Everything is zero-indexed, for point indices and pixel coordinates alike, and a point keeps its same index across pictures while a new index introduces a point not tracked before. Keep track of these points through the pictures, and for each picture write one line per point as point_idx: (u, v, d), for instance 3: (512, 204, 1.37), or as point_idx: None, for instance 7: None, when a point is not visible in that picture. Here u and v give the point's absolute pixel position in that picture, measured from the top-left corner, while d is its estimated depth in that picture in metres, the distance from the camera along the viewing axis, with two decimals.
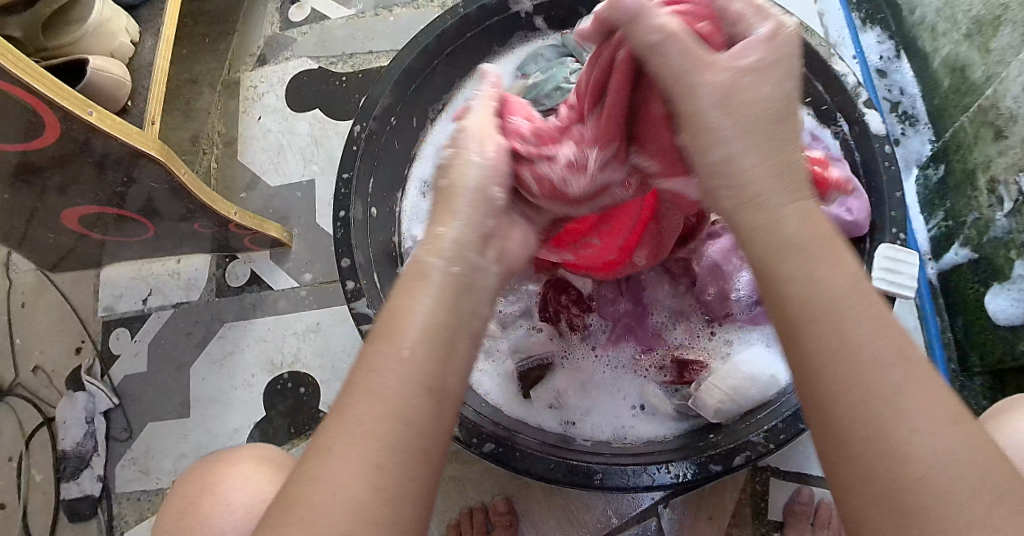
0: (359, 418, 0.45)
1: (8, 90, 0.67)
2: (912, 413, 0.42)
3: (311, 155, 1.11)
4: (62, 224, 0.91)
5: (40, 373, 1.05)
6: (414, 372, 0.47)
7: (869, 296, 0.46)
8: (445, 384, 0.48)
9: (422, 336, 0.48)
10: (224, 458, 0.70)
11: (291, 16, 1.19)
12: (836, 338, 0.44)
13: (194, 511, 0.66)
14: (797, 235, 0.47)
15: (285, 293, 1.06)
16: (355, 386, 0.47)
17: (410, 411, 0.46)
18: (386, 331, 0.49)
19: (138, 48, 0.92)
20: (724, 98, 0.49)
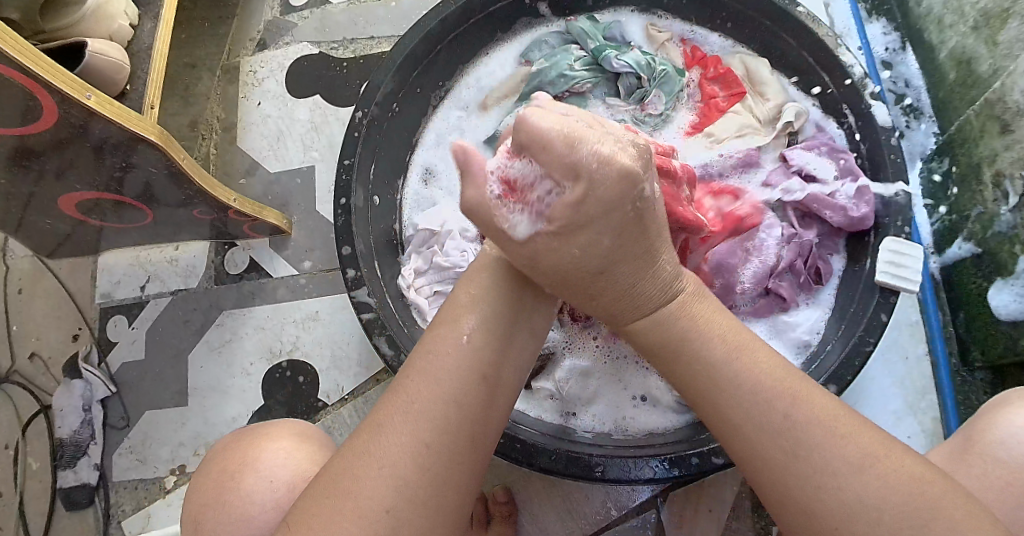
0: (413, 399, 0.52)
1: (5, 72, 0.65)
2: (815, 443, 0.50)
3: (311, 142, 1.10)
4: (59, 210, 0.90)
5: (36, 360, 1.04)
6: (470, 362, 0.54)
7: (745, 359, 0.54)
8: (499, 377, 0.55)
9: (481, 328, 0.55)
10: (262, 433, 0.70)
11: (291, 1, 1.17)
12: (727, 393, 0.54)
13: (233, 487, 0.65)
14: (658, 337, 0.57)
15: (284, 281, 1.05)
16: (413, 370, 0.54)
17: (464, 398, 0.52)
18: (450, 320, 0.56)
19: (137, 31, 0.91)
20: (531, 265, 0.56)
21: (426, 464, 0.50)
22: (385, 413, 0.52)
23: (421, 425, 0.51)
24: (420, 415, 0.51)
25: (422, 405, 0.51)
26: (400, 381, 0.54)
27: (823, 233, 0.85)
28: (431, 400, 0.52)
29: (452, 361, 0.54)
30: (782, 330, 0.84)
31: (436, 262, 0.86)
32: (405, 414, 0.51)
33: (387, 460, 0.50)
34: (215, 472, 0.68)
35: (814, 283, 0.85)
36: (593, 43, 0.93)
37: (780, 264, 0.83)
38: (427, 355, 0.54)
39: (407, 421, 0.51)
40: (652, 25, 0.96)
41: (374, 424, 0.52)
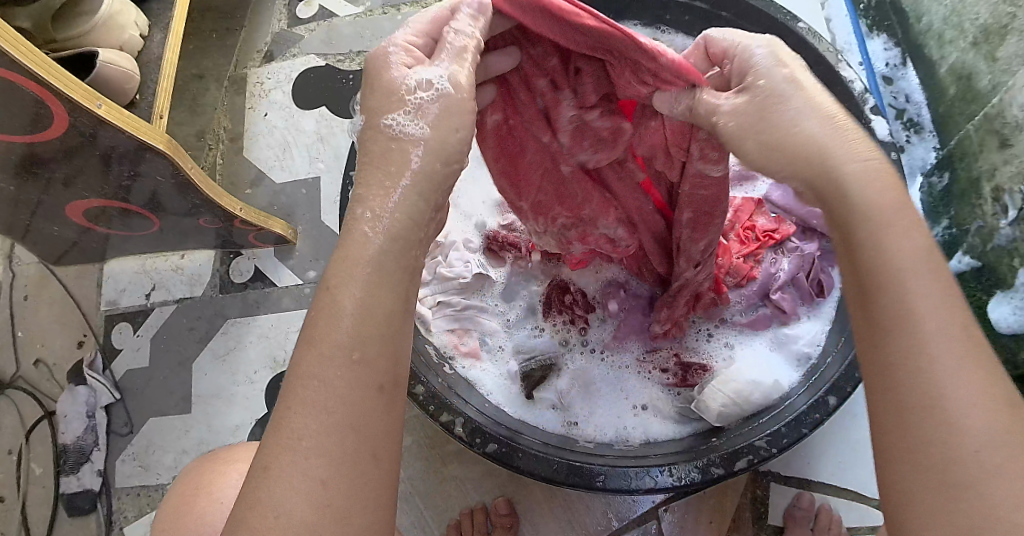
0: (300, 433, 0.43)
1: (16, 80, 0.67)
2: (962, 413, 0.41)
3: (317, 152, 1.11)
4: (66, 217, 0.91)
5: (41, 366, 1.05)
6: (361, 375, 0.45)
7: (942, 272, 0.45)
8: (398, 379, 0.47)
9: (354, 333, 0.46)
10: (225, 459, 0.72)
11: (299, 13, 1.19)
12: (903, 313, 0.44)
13: (189, 511, 0.68)
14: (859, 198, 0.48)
15: (289, 291, 1.06)
16: (291, 396, 0.45)
17: (364, 420, 0.45)
18: (324, 319, 0.46)
19: (146, 42, 0.92)
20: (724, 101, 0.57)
21: (325, 499, 0.42)
22: (271, 453, 0.43)
23: (314, 462, 0.43)
24: (311, 452, 0.43)
25: (312, 441, 0.43)
26: (281, 413, 0.44)
27: (827, 247, 0.86)
28: (322, 430, 0.44)
29: (342, 376, 0.45)
30: (783, 343, 0.83)
31: (439, 273, 0.89)
32: (294, 452, 0.43)
33: (283, 506, 0.42)
34: (176, 501, 0.70)
35: (815, 296, 0.84)
36: None
37: (780, 277, 0.84)
38: (307, 382, 0.44)
39: (299, 457, 0.43)
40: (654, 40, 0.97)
41: (258, 467, 0.44)
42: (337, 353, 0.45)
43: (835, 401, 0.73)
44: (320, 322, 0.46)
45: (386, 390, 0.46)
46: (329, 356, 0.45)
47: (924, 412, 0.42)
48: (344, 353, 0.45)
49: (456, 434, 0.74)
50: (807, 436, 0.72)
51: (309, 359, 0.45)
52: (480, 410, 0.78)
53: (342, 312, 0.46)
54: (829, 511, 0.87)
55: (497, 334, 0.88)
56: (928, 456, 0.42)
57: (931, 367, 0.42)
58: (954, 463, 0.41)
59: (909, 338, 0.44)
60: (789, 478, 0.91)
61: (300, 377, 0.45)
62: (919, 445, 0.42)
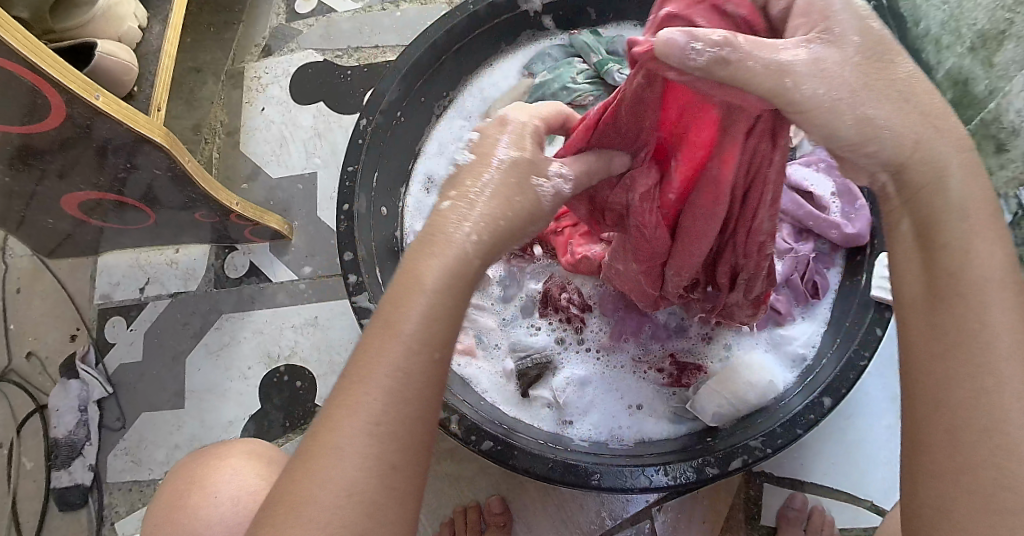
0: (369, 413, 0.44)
1: (15, 70, 0.66)
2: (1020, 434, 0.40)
3: (313, 147, 1.11)
4: (61, 209, 0.91)
5: (34, 359, 1.04)
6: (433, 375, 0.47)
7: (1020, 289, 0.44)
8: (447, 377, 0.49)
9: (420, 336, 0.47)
10: (215, 454, 0.71)
11: (297, 8, 1.18)
12: (976, 323, 0.43)
13: (183, 505, 0.67)
14: (958, 196, 0.46)
15: (284, 286, 1.05)
16: (355, 381, 0.46)
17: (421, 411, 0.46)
18: (386, 321, 0.47)
19: (145, 34, 0.92)
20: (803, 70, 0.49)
21: (391, 484, 0.44)
22: (344, 435, 0.44)
23: (388, 448, 0.44)
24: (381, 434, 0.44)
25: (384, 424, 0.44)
26: (358, 396, 0.45)
27: (822, 249, 0.86)
28: (398, 419, 0.45)
29: (422, 371, 0.46)
30: (778, 344, 0.83)
31: None
32: (368, 436, 0.44)
33: (354, 487, 0.43)
34: (168, 497, 0.70)
35: (811, 297, 0.84)
36: (597, 55, 0.94)
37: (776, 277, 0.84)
38: (390, 371, 0.46)
39: (373, 439, 0.44)
40: None
41: (323, 443, 0.44)
42: (420, 348, 0.46)
43: (830, 402, 0.73)
44: (395, 316, 0.47)
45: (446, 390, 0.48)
46: (406, 355, 0.46)
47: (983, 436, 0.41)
48: (429, 351, 0.47)
49: (451, 431, 0.73)
50: (803, 437, 0.72)
51: (384, 344, 0.46)
52: (476, 408, 0.78)
53: (418, 307, 0.48)
54: (821, 511, 0.88)
55: (495, 332, 0.88)
56: (977, 480, 0.40)
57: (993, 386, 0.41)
58: (1002, 489, 0.40)
59: (983, 355, 0.42)
60: (783, 479, 0.91)
61: (375, 363, 0.46)
62: (965, 470, 0.41)
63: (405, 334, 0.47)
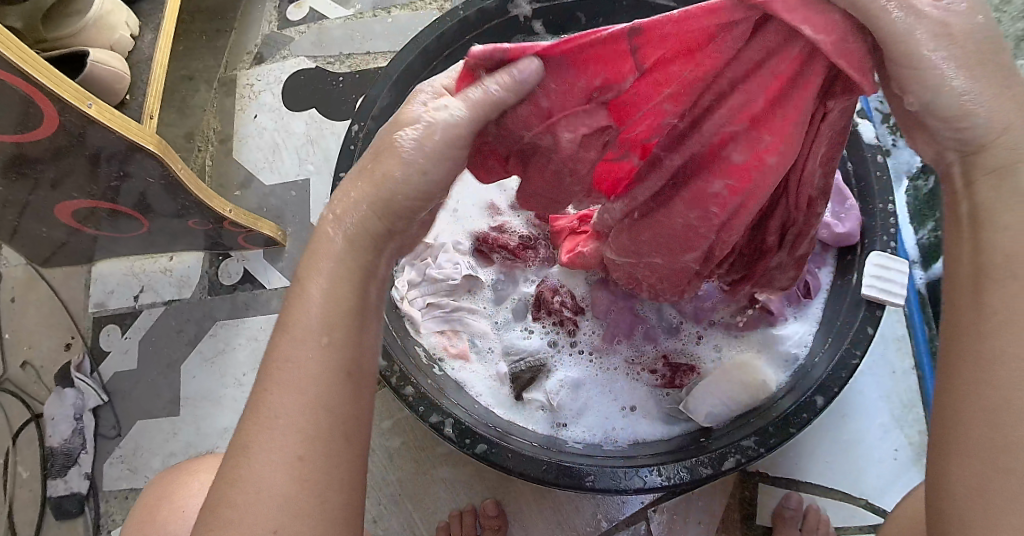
0: (276, 411, 0.46)
1: (8, 80, 0.66)
2: None
3: (306, 154, 1.11)
4: (55, 217, 0.91)
5: (29, 368, 1.04)
6: (333, 360, 0.48)
7: None
8: (362, 365, 0.49)
9: (321, 326, 0.48)
10: (190, 467, 0.72)
11: (289, 15, 1.19)
12: None
13: (152, 518, 0.68)
14: None
15: (278, 293, 1.05)
16: (268, 381, 0.47)
17: (332, 399, 0.47)
18: (287, 320, 0.49)
19: (137, 42, 0.92)
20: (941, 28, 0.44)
21: (303, 474, 0.45)
22: (250, 434, 0.46)
23: (295, 441, 0.45)
24: (295, 430, 0.45)
25: (286, 419, 0.46)
26: (261, 395, 0.47)
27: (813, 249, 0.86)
28: (299, 410, 0.46)
29: (316, 361, 0.47)
30: (770, 344, 0.83)
31: (429, 274, 0.88)
32: (272, 432, 0.45)
33: (264, 483, 0.44)
34: (141, 510, 0.71)
35: (802, 298, 0.84)
36: None
37: None
38: (285, 364, 0.47)
39: (280, 434, 0.45)
40: None
41: (240, 444, 0.46)
42: (307, 336, 0.48)
43: (821, 401, 0.74)
44: (294, 313, 0.49)
45: (355, 375, 0.48)
46: (301, 345, 0.47)
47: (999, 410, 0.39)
48: (315, 337, 0.48)
49: (446, 435, 0.73)
50: (795, 436, 0.73)
51: (284, 342, 0.48)
52: (471, 413, 0.78)
53: (310, 297, 0.49)
54: (817, 510, 0.88)
55: (488, 336, 0.88)
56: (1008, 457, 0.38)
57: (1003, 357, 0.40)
58: None
59: None
60: (778, 479, 0.91)
61: (278, 362, 0.47)
62: (998, 449, 0.39)
63: (302, 325, 0.48)
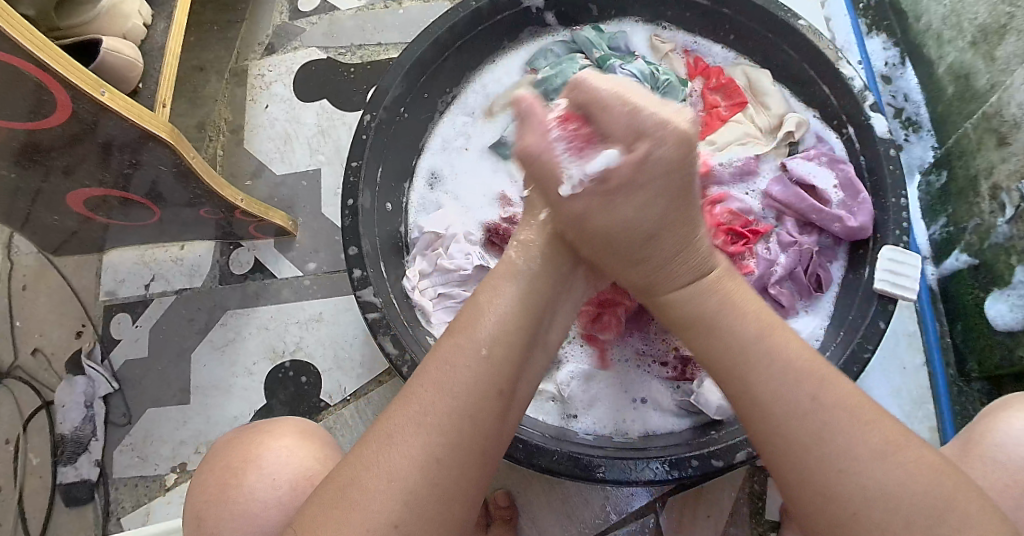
0: (426, 408, 0.52)
1: (20, 66, 0.67)
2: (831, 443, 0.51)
3: (317, 145, 1.11)
4: (66, 206, 0.91)
5: (39, 356, 1.04)
6: (484, 373, 0.54)
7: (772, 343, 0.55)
8: (511, 388, 0.56)
9: (494, 337, 0.56)
10: (267, 428, 0.70)
11: (301, 6, 1.19)
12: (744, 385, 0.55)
13: (236, 482, 0.65)
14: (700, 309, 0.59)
15: (289, 283, 1.06)
16: (426, 377, 0.54)
17: (477, 411, 0.53)
18: (463, 326, 0.56)
19: (150, 31, 0.92)
20: (576, 222, 0.61)
21: (435, 475, 0.50)
22: (396, 423, 0.51)
23: (432, 438, 0.51)
24: (432, 428, 0.51)
25: (434, 417, 0.51)
26: (411, 391, 0.53)
27: (824, 243, 0.87)
28: (443, 413, 0.51)
29: (471, 368, 0.54)
30: None
31: (441, 265, 0.87)
32: (416, 426, 0.51)
33: (395, 473, 0.49)
34: (216, 468, 0.67)
35: (813, 290, 0.85)
36: (599, 51, 0.95)
37: (780, 271, 0.84)
38: (440, 365, 0.54)
39: (422, 428, 0.51)
40: (656, 36, 0.98)
41: (383, 434, 0.51)
42: (468, 347, 0.55)
43: None
44: (462, 322, 0.57)
45: (502, 394, 0.55)
46: (462, 349, 0.55)
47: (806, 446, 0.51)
48: (475, 348, 0.55)
49: None
50: None
51: (447, 346, 0.56)
52: None
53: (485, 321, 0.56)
54: None
55: None
56: (831, 481, 0.50)
57: (787, 406, 0.52)
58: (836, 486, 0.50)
59: (772, 398, 0.53)
60: None
61: (433, 365, 0.54)
62: (824, 474, 0.50)
63: (473, 336, 0.55)
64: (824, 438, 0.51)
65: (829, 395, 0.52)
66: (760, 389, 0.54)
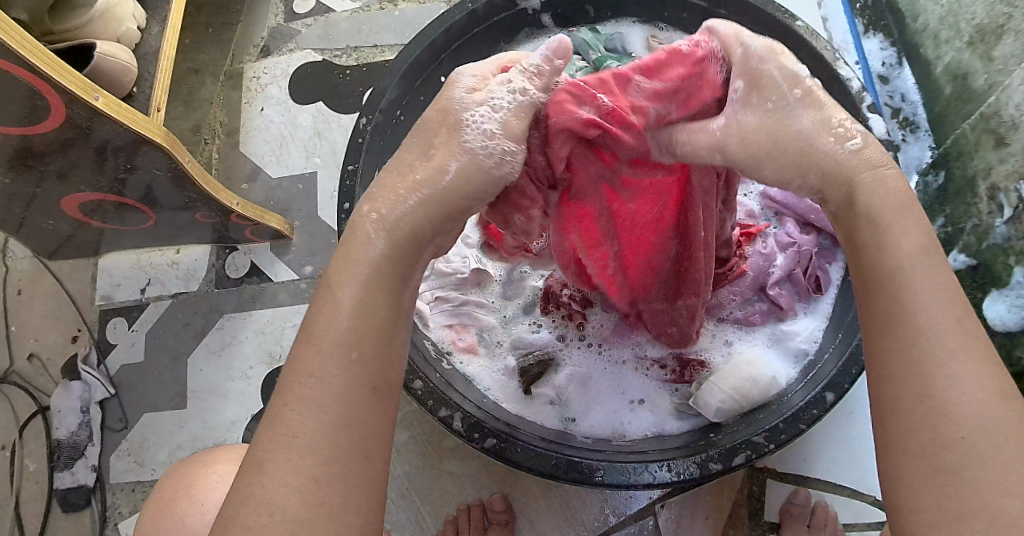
0: (294, 430, 0.46)
1: (12, 71, 0.66)
2: (957, 411, 0.43)
3: (313, 148, 1.11)
4: (61, 211, 0.91)
5: (35, 361, 1.04)
6: (355, 373, 0.47)
7: (933, 268, 0.47)
8: (388, 376, 0.49)
9: (349, 331, 0.48)
10: (202, 462, 0.76)
11: (296, 8, 1.18)
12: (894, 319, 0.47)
13: (169, 511, 0.71)
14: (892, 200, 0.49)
15: (285, 286, 1.05)
16: (287, 391, 0.47)
17: (358, 420, 0.47)
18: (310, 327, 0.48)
19: (144, 35, 0.92)
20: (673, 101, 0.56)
21: (316, 497, 0.45)
22: (265, 450, 0.46)
23: (309, 460, 0.45)
24: (306, 450, 0.45)
25: (305, 439, 0.45)
26: (277, 411, 0.46)
27: (823, 244, 0.86)
28: (314, 431, 0.46)
29: (339, 375, 0.47)
30: (781, 339, 0.83)
31: (438, 268, 0.89)
32: (289, 451, 0.45)
33: (276, 506, 0.44)
34: (158, 500, 0.74)
35: (812, 292, 0.84)
36: (596, 53, 0.94)
37: (776, 273, 0.84)
38: (304, 379, 0.47)
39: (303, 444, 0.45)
40: (653, 36, 0.97)
41: (254, 464, 0.46)
42: (335, 352, 0.47)
43: (831, 397, 0.73)
44: (305, 327, 0.49)
45: (380, 391, 0.48)
46: (326, 355, 0.47)
47: (930, 418, 0.44)
48: (317, 347, 0.47)
49: (454, 429, 0.73)
50: (804, 432, 0.73)
51: (309, 352, 0.47)
52: (479, 406, 0.78)
53: (341, 310, 0.48)
54: (825, 507, 0.88)
55: (494, 328, 0.88)
56: (944, 456, 0.43)
57: (941, 371, 0.44)
58: (944, 451, 0.43)
59: (914, 340, 0.46)
60: (786, 474, 0.91)
61: (298, 375, 0.47)
62: (935, 446, 0.44)
63: (318, 339, 0.47)
64: (959, 417, 0.43)
65: (996, 385, 0.44)
66: (908, 338, 0.46)
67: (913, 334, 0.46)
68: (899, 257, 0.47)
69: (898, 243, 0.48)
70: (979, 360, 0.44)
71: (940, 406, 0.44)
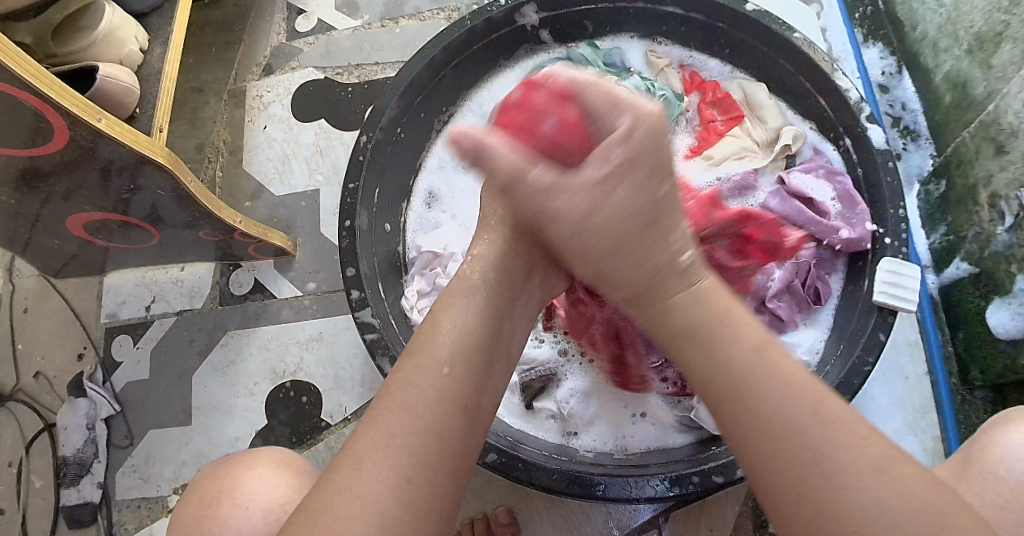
0: (391, 430, 0.51)
1: (17, 95, 0.67)
2: (837, 478, 0.46)
3: (316, 164, 1.12)
4: (67, 230, 0.92)
5: (41, 379, 1.05)
6: (449, 391, 0.53)
7: (774, 365, 0.50)
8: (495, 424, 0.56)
9: (454, 358, 0.55)
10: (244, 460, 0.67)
11: (298, 26, 1.19)
12: (749, 407, 0.49)
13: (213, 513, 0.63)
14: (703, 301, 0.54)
15: (289, 303, 1.06)
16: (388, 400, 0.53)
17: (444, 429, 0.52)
18: (419, 349, 0.56)
19: (146, 56, 0.93)
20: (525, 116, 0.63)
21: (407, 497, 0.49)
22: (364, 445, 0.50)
23: (402, 459, 0.50)
24: (400, 449, 0.50)
25: (402, 438, 0.50)
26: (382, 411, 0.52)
27: (823, 255, 0.86)
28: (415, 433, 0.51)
29: (432, 386, 0.53)
30: None
31: (438, 284, 0.87)
32: (385, 448, 0.50)
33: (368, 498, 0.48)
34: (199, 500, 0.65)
35: (810, 303, 0.85)
36: (595, 68, 0.95)
37: (775, 285, 0.83)
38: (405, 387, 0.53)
39: (383, 465, 0.49)
40: (651, 51, 0.98)
41: (351, 458, 0.50)
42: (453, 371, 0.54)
43: None
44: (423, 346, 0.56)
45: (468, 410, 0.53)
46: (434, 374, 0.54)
47: (818, 494, 0.46)
48: (436, 367, 0.54)
49: None
50: None
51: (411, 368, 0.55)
52: None
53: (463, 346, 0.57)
54: None
55: None
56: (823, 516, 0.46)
57: (807, 439, 0.48)
58: (827, 505, 0.46)
59: (771, 420, 0.49)
60: None
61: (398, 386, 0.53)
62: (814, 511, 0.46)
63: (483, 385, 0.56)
64: (837, 492, 0.46)
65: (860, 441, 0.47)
66: (765, 422, 0.49)
67: (765, 416, 0.49)
68: (710, 381, 0.51)
69: (735, 348, 0.51)
70: (840, 427, 0.48)
71: (817, 471, 0.47)
